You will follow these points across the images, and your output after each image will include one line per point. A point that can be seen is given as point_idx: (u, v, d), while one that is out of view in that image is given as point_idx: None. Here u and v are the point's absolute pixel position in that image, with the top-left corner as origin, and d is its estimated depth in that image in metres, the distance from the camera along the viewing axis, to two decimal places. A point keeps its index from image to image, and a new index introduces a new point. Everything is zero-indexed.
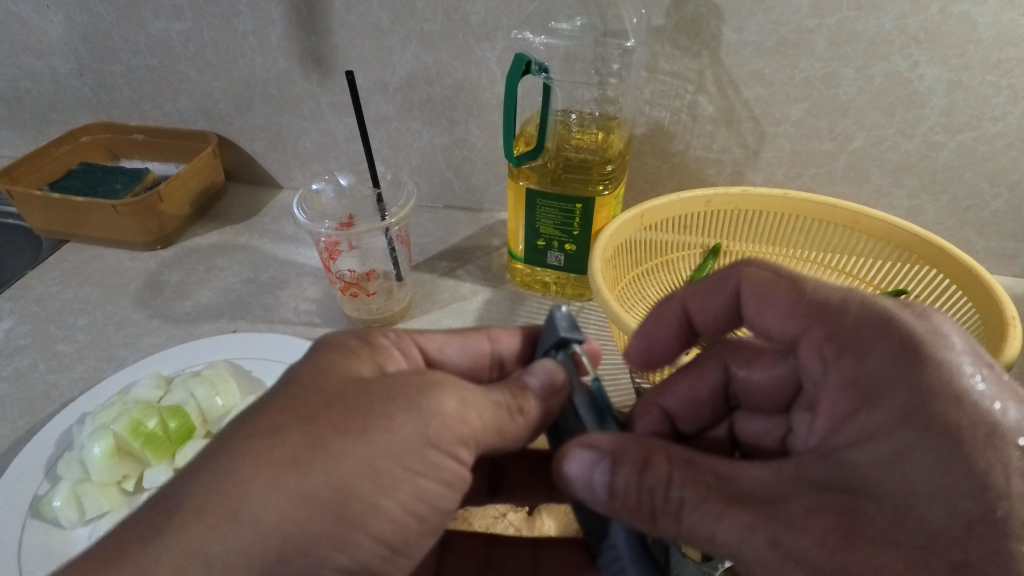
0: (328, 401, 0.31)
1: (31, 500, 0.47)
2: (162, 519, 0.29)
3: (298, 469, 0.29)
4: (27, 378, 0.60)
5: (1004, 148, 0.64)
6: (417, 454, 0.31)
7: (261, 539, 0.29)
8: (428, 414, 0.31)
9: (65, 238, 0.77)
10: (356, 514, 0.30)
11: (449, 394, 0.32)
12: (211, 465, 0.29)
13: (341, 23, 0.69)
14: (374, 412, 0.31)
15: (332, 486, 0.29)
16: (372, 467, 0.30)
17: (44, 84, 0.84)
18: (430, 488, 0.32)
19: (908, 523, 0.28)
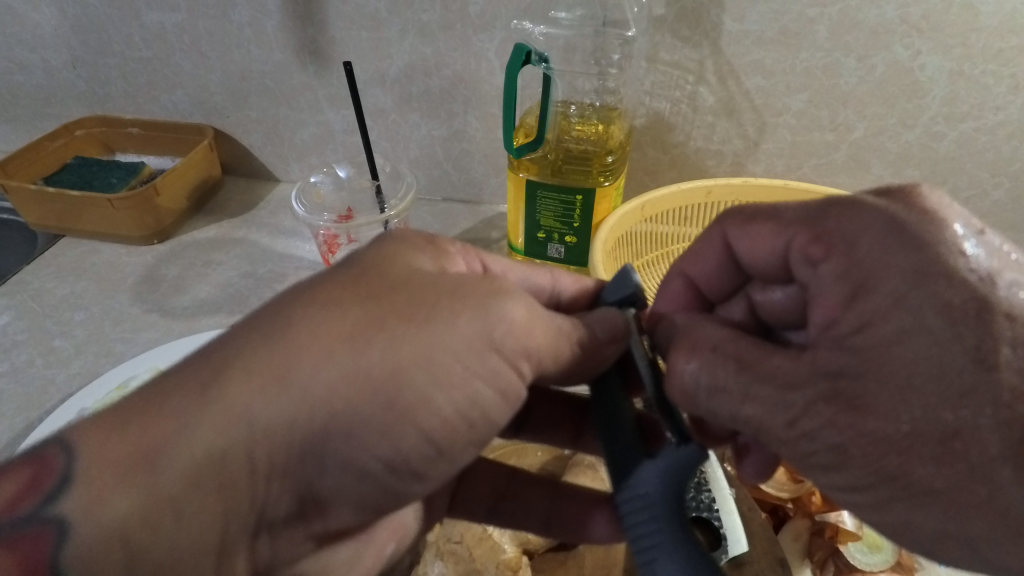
0: (393, 286, 0.31)
1: None
2: (210, 374, 0.28)
3: (355, 344, 0.29)
4: (24, 374, 0.59)
5: (1005, 138, 0.64)
6: (479, 356, 0.31)
7: (308, 408, 0.28)
8: (495, 317, 0.31)
9: (60, 233, 0.77)
10: (406, 404, 0.30)
11: (516, 304, 0.33)
12: (267, 328, 0.29)
13: (337, 13, 0.68)
14: (440, 304, 0.30)
15: (387, 366, 0.29)
16: (429, 356, 0.30)
17: (37, 78, 0.83)
18: (484, 393, 0.32)
19: (913, 401, 0.28)
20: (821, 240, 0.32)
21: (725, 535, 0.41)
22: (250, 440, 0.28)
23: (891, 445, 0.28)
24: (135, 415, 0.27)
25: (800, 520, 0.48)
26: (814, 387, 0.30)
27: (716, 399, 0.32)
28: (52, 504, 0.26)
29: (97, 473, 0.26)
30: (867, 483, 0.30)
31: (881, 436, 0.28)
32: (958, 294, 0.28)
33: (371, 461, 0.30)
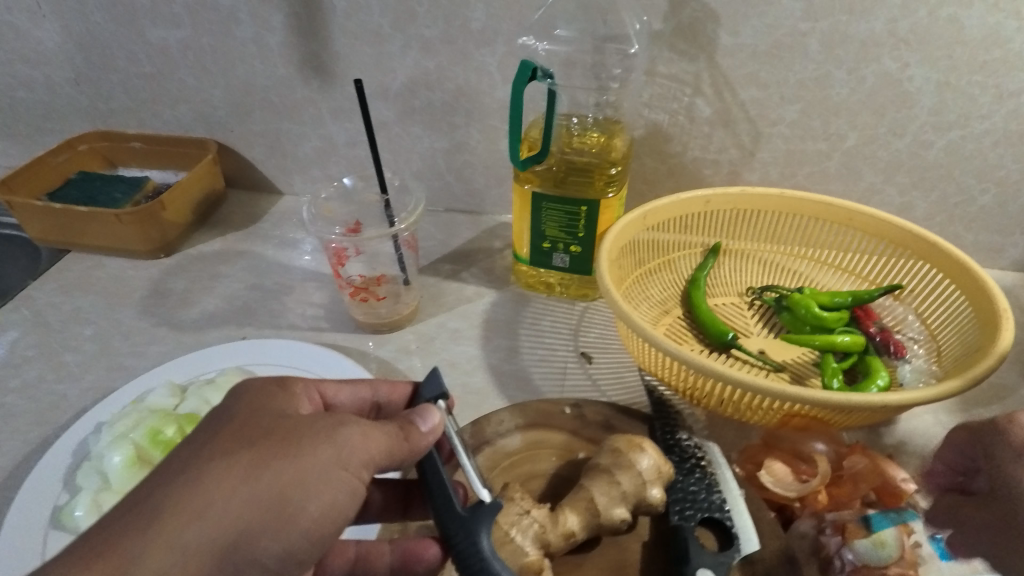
0: (265, 432, 0.33)
1: (52, 511, 0.47)
2: (142, 518, 0.30)
3: (248, 478, 0.31)
4: (36, 389, 0.60)
5: (991, 145, 0.66)
6: (333, 472, 0.33)
7: (214, 533, 0.30)
8: (341, 442, 0.34)
9: (65, 248, 0.77)
10: (286, 513, 0.32)
11: (358, 425, 0.35)
12: (181, 476, 0.31)
13: (342, 29, 0.70)
14: (301, 440, 0.33)
15: (273, 492, 0.32)
16: (305, 480, 0.33)
17: (39, 93, 0.83)
18: (343, 497, 0.34)
19: None
20: None
21: (736, 533, 0.42)
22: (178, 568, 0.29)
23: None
24: (96, 550, 0.29)
25: (806, 518, 0.47)
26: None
27: None
28: None
29: None
30: None
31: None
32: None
33: (269, 558, 0.32)
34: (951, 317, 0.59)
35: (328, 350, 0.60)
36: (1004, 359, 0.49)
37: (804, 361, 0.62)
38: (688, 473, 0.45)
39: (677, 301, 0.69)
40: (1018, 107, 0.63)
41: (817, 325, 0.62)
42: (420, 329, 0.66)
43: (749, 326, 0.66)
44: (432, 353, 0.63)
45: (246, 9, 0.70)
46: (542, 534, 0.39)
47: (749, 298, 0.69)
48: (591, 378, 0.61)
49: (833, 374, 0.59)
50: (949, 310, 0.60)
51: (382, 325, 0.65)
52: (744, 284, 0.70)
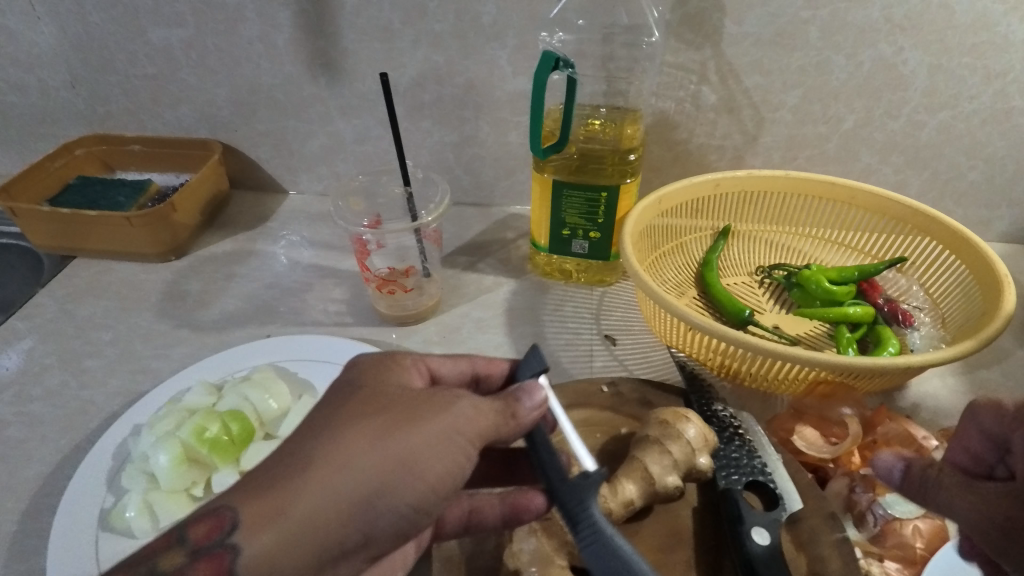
0: (392, 400, 0.34)
1: (99, 513, 0.47)
2: (293, 464, 0.31)
3: (380, 437, 0.32)
4: (60, 396, 0.59)
5: (979, 124, 0.70)
6: (454, 439, 0.33)
7: (356, 484, 0.30)
8: (457, 412, 0.34)
9: (70, 254, 0.75)
10: (417, 469, 0.32)
11: (470, 397, 0.35)
12: (323, 429, 0.32)
13: (351, 25, 0.70)
14: (425, 406, 0.34)
15: (404, 452, 0.32)
16: (430, 442, 0.33)
17: (32, 98, 0.81)
18: (464, 462, 0.34)
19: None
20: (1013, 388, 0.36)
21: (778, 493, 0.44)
22: (327, 513, 0.30)
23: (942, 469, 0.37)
24: (257, 491, 0.30)
25: (840, 481, 0.49)
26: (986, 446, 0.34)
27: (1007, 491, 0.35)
28: (230, 534, 0.29)
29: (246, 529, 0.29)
30: None
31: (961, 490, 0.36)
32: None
33: (403, 512, 0.32)
34: (953, 286, 0.62)
35: (359, 343, 0.61)
36: (1010, 320, 0.53)
37: (817, 334, 0.65)
38: (728, 441, 0.48)
39: (691, 283, 0.71)
40: (1004, 87, 0.67)
41: (827, 299, 0.65)
42: (444, 319, 0.67)
43: (762, 304, 0.69)
44: (459, 342, 0.64)
45: (252, 6, 0.70)
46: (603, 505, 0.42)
47: (759, 277, 0.71)
48: (618, 359, 0.63)
49: (847, 343, 0.61)
50: (950, 279, 0.63)
51: (408, 318, 0.66)
52: (753, 263, 0.73)
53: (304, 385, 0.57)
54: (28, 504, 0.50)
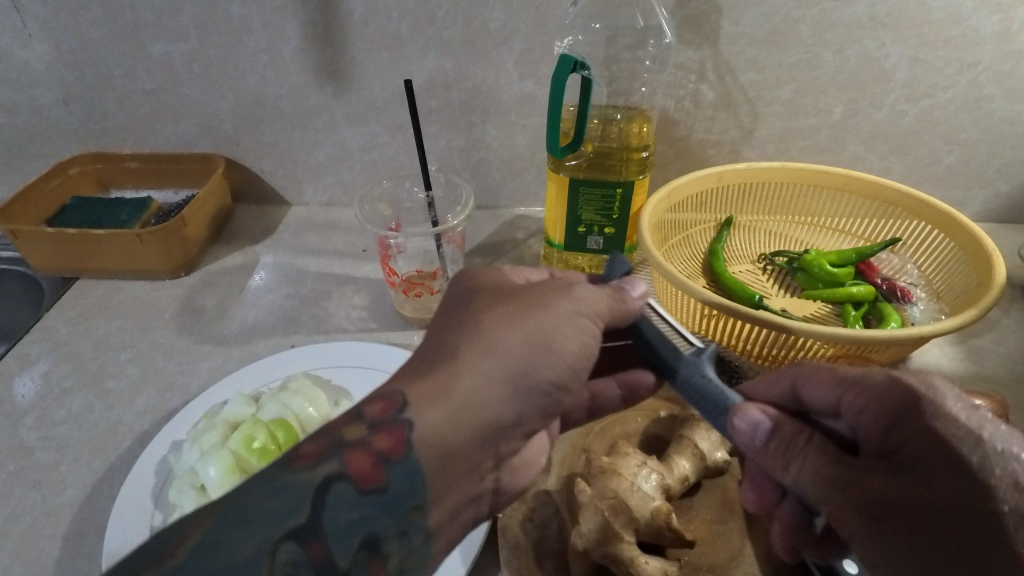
0: (514, 293, 0.40)
1: (151, 533, 0.46)
2: (448, 352, 0.37)
3: (514, 320, 0.37)
4: (88, 418, 0.57)
5: (955, 111, 0.75)
6: (574, 322, 0.39)
7: (504, 362, 0.36)
8: (577, 298, 0.40)
9: (74, 275, 0.74)
10: (552, 343, 0.37)
11: (583, 287, 0.41)
12: (468, 323, 0.38)
13: (359, 34, 0.71)
14: (544, 296, 0.39)
15: (539, 331, 0.37)
16: (559, 325, 0.38)
17: (22, 117, 0.79)
18: (590, 343, 0.39)
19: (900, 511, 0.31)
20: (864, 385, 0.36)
21: None
22: (484, 382, 0.35)
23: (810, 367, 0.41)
24: (424, 372, 0.36)
25: None
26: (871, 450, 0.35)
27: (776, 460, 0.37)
28: (403, 411, 0.35)
29: (420, 399, 0.35)
30: None
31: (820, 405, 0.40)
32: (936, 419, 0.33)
33: (547, 383, 0.37)
34: (944, 262, 0.67)
35: (390, 346, 0.61)
36: (1003, 289, 0.57)
37: (823, 314, 0.69)
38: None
39: (700, 272, 0.74)
40: (976, 76, 0.72)
41: (830, 281, 0.69)
42: None
43: (768, 289, 0.72)
44: None
45: (258, 18, 0.70)
46: (664, 480, 0.44)
47: (762, 264, 0.75)
48: None
49: (853, 320, 0.65)
50: (941, 256, 0.68)
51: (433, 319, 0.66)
52: (755, 252, 0.76)
53: (340, 391, 0.57)
54: (70, 527, 0.49)
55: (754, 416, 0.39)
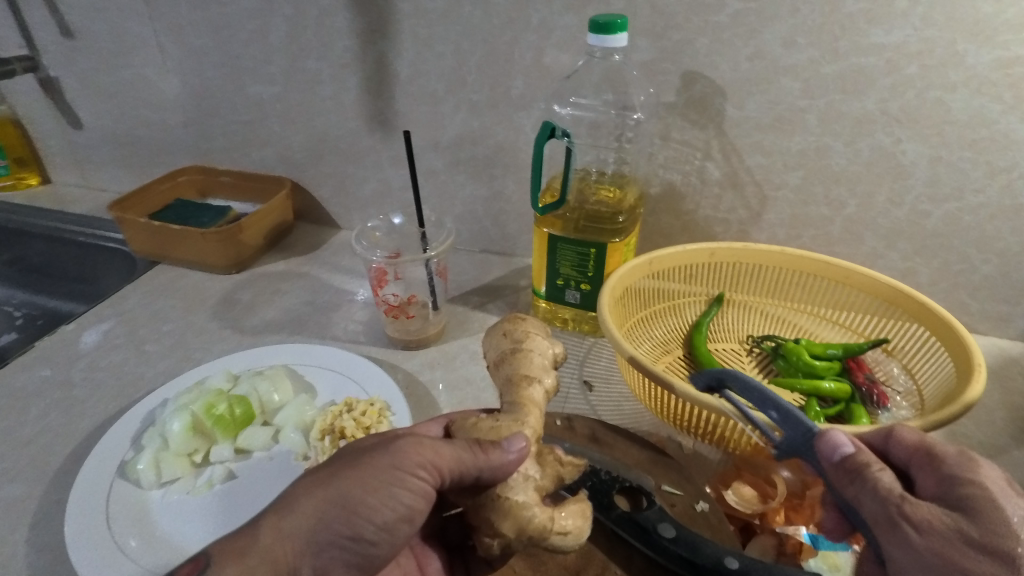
0: (346, 463, 0.41)
1: (119, 464, 0.57)
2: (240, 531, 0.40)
3: (319, 483, 0.41)
4: (121, 369, 0.71)
5: (988, 218, 0.70)
6: (393, 489, 0.41)
7: (300, 521, 0.39)
8: (401, 473, 0.41)
9: (157, 259, 0.91)
10: (356, 506, 0.40)
11: (421, 449, 0.42)
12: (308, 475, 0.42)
13: (403, 91, 0.82)
14: (374, 478, 0.40)
15: (345, 504, 0.39)
16: (371, 491, 0.40)
17: (156, 132, 1.00)
18: (406, 501, 0.41)
19: (982, 542, 0.37)
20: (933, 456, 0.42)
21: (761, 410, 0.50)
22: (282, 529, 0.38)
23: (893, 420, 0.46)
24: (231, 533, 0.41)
25: (766, 536, 0.51)
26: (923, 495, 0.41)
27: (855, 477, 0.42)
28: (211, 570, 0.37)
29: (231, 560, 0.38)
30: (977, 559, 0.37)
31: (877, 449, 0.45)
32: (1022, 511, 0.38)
33: (371, 532, 0.40)
34: (935, 373, 0.62)
35: (362, 357, 0.69)
36: (968, 409, 0.53)
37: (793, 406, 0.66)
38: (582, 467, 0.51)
39: (680, 343, 0.74)
40: (1011, 183, 0.67)
41: (809, 372, 0.66)
42: (444, 348, 0.74)
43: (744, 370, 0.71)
44: (452, 368, 0.71)
45: (328, 72, 0.84)
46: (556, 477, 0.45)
47: (748, 345, 0.74)
48: (590, 404, 0.67)
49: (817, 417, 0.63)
50: (934, 366, 0.63)
51: (411, 341, 0.74)
52: (744, 332, 0.75)
53: (307, 385, 0.66)
54: (75, 447, 0.61)
55: (839, 439, 0.44)
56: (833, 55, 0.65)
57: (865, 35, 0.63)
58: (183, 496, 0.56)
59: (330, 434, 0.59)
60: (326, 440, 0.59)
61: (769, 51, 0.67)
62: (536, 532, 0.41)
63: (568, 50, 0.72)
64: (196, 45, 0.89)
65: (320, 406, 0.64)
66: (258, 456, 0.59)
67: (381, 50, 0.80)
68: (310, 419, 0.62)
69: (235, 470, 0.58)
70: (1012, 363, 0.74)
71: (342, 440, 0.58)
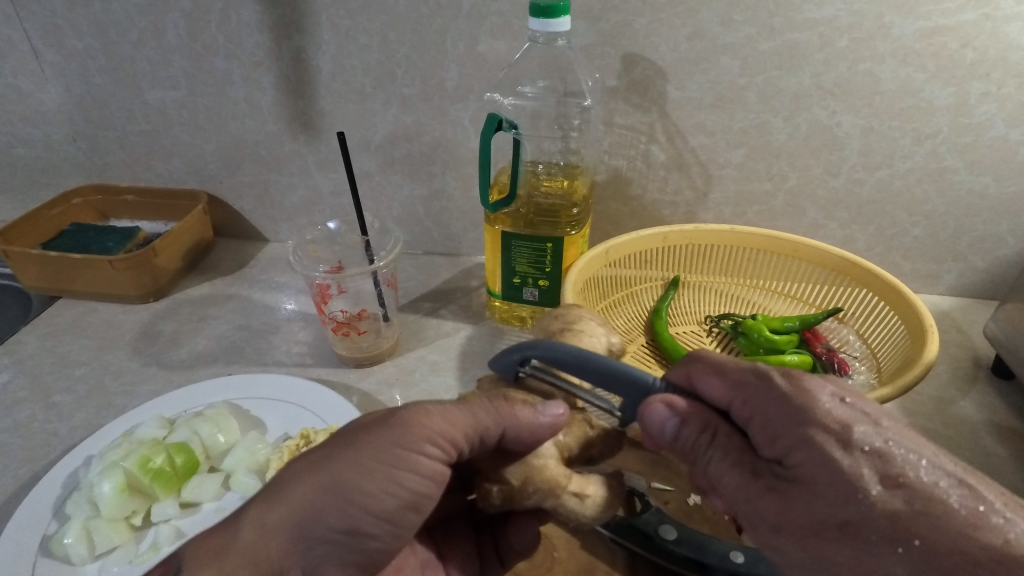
0: (344, 441, 0.38)
1: (41, 540, 0.49)
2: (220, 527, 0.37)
3: (313, 466, 0.37)
4: (27, 428, 0.62)
5: (916, 182, 0.73)
6: (395, 470, 0.37)
7: (289, 514, 0.36)
8: (405, 450, 0.38)
9: (56, 294, 0.80)
10: (353, 494, 0.36)
11: (429, 418, 0.38)
12: (295, 462, 0.38)
13: (327, 88, 0.76)
14: (374, 458, 0.37)
15: (341, 492, 0.36)
16: (370, 474, 0.37)
17: (38, 150, 0.88)
18: (409, 480, 0.38)
19: (822, 522, 0.34)
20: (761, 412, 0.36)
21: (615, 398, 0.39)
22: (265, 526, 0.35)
23: (713, 361, 0.39)
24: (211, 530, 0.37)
25: None
26: (767, 455, 0.36)
27: (677, 443, 0.38)
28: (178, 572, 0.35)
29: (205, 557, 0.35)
30: (823, 540, 0.34)
31: (710, 398, 0.39)
32: (866, 463, 0.34)
33: (372, 525, 0.37)
34: (888, 337, 0.65)
35: (314, 382, 0.63)
36: (929, 370, 0.54)
37: None
38: None
39: (642, 331, 0.73)
40: (935, 147, 0.70)
41: (770, 347, 0.67)
42: (400, 362, 0.70)
43: None
44: (411, 384, 0.67)
45: (239, 71, 0.76)
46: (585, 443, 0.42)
47: (708, 326, 0.74)
48: None
49: None
50: (887, 330, 0.65)
51: (364, 359, 0.69)
52: (703, 313, 0.75)
53: (255, 422, 0.60)
54: None
55: (664, 416, 0.37)
56: (768, 32, 0.65)
57: (799, 11, 0.64)
58: (125, 567, 0.49)
59: None
60: None
61: (707, 30, 0.66)
62: (547, 484, 0.39)
63: (503, 37, 0.69)
64: (77, 48, 0.78)
65: (273, 443, 0.58)
66: (207, 508, 0.53)
67: (298, 45, 0.73)
68: (263, 459, 0.56)
69: (183, 528, 0.52)
70: (944, 318, 0.78)
71: None
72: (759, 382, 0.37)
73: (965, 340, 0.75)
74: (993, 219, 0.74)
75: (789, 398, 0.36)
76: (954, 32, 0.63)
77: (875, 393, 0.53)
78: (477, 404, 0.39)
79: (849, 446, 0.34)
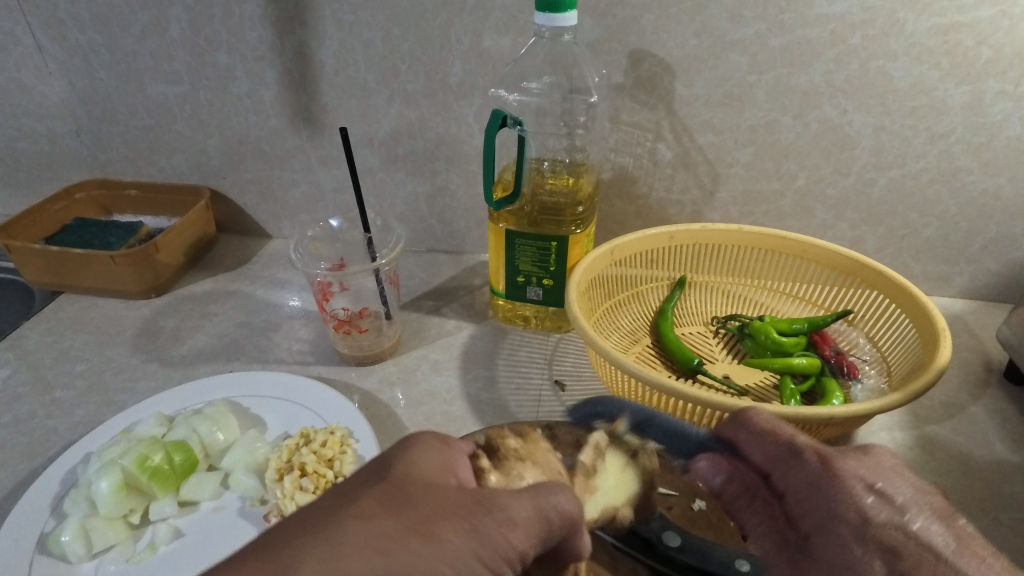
0: (422, 515, 0.32)
1: (38, 537, 0.49)
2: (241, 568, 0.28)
3: (383, 543, 0.30)
4: (26, 424, 0.61)
5: (928, 182, 0.71)
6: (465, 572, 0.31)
7: None
8: (482, 553, 0.32)
9: (58, 289, 0.80)
10: None
11: (512, 525, 0.34)
12: (359, 520, 0.31)
13: (330, 84, 0.75)
14: (450, 551, 0.31)
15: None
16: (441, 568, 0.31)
17: (41, 144, 0.88)
18: None
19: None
20: (798, 477, 0.42)
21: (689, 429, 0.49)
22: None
23: (754, 427, 0.44)
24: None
25: None
26: (800, 528, 0.42)
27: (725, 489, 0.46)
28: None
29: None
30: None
31: (753, 461, 0.45)
32: (878, 557, 0.37)
33: None
34: (898, 340, 0.63)
35: (315, 380, 0.63)
36: (941, 374, 0.53)
37: (765, 384, 0.66)
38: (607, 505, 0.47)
39: (647, 331, 0.72)
40: (949, 147, 0.69)
41: (778, 350, 0.66)
42: (402, 361, 0.69)
43: (714, 353, 0.70)
44: (413, 383, 0.66)
45: (242, 66, 0.76)
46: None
47: (714, 327, 0.73)
48: (565, 405, 0.64)
49: (792, 394, 0.62)
50: (897, 332, 0.64)
51: (365, 358, 0.68)
52: (709, 314, 0.74)
53: (255, 420, 0.59)
54: None
55: (709, 470, 0.47)
56: (779, 28, 0.64)
57: (810, 7, 0.63)
58: (121, 566, 0.48)
59: (288, 473, 0.52)
60: (285, 481, 0.52)
61: (717, 26, 0.65)
62: None
63: (508, 33, 0.68)
64: (80, 42, 0.78)
65: (272, 442, 0.57)
66: (205, 507, 0.53)
67: (302, 39, 0.72)
68: (263, 458, 0.55)
69: (181, 527, 0.51)
70: (954, 322, 0.77)
71: (302, 478, 0.52)
72: (792, 458, 0.42)
73: (976, 344, 0.74)
74: (1007, 221, 0.73)
75: (827, 481, 0.41)
76: (970, 29, 0.61)
77: (888, 396, 0.51)
78: (556, 517, 0.35)
79: (864, 536, 0.38)
